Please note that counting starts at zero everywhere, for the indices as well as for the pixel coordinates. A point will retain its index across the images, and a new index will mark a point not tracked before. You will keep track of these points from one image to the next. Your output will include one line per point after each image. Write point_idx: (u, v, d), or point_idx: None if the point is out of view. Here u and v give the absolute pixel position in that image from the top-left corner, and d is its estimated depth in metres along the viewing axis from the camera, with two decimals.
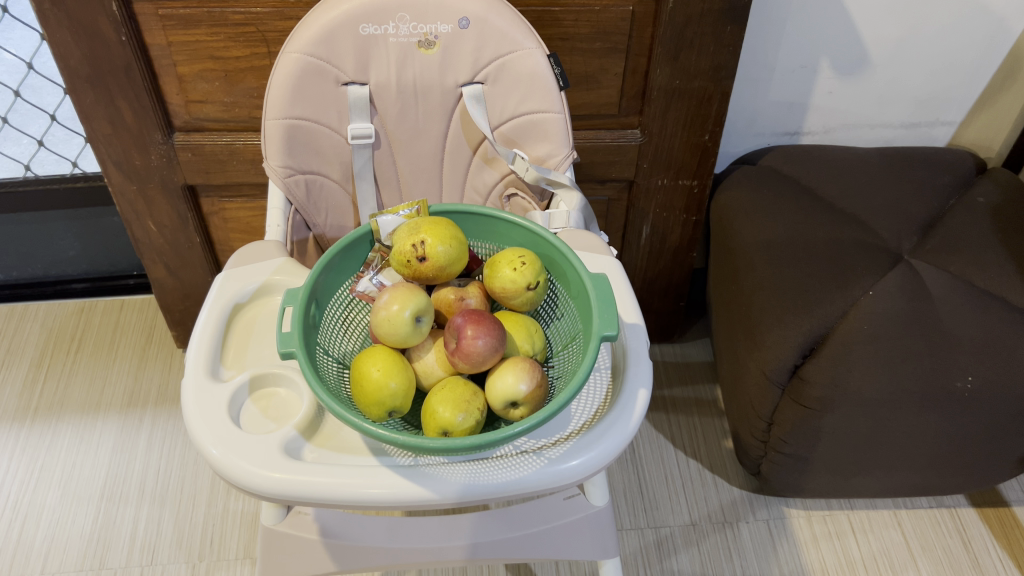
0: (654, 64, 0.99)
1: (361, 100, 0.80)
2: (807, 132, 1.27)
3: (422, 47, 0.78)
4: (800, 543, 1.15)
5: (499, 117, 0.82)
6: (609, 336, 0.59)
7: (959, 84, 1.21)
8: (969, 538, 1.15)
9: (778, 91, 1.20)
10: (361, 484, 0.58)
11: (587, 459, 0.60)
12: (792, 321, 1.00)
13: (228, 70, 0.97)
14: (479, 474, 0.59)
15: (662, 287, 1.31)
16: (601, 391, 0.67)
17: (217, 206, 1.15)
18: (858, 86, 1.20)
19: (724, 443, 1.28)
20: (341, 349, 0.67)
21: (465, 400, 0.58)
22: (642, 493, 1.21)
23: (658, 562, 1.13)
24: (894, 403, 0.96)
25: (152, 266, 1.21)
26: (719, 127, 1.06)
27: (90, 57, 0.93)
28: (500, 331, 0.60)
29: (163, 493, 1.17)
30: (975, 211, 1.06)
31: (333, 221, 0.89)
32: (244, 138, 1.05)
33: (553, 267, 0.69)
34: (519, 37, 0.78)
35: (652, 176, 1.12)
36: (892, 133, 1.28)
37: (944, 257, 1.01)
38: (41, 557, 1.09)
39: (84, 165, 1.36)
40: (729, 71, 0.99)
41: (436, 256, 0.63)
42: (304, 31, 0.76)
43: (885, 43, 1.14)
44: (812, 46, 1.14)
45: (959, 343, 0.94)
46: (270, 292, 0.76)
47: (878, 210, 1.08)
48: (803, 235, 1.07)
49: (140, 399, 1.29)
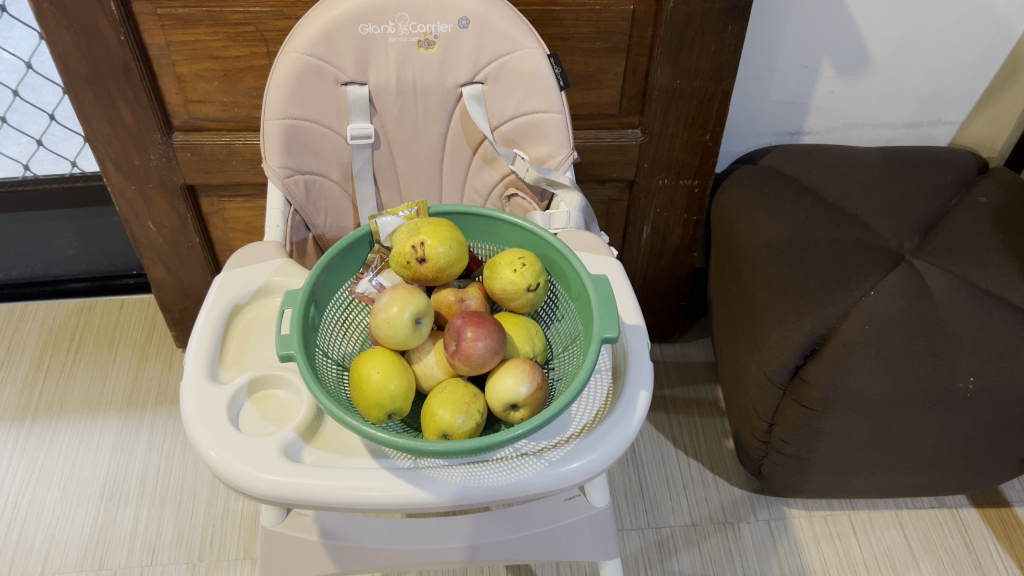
0: (655, 64, 0.98)
1: (361, 101, 0.79)
2: (808, 131, 1.27)
3: (422, 47, 0.77)
4: (801, 543, 1.15)
5: (499, 117, 0.82)
6: (610, 338, 0.59)
7: (961, 83, 1.20)
8: (971, 538, 1.15)
9: (779, 90, 1.19)
10: (361, 487, 0.58)
11: (587, 462, 0.60)
12: (793, 322, 1.00)
13: (227, 69, 0.97)
14: (479, 477, 0.59)
15: (663, 287, 1.30)
16: (602, 393, 0.67)
17: (217, 205, 1.15)
18: (859, 85, 1.20)
19: (725, 443, 1.27)
20: (341, 351, 0.67)
21: (465, 403, 0.58)
22: (643, 493, 1.20)
23: (659, 562, 1.12)
24: (895, 404, 0.96)
25: (152, 266, 1.20)
26: (720, 127, 1.06)
27: (89, 57, 0.93)
28: (500, 333, 0.60)
29: (163, 493, 1.16)
30: (976, 211, 1.06)
31: (333, 221, 0.89)
32: (243, 138, 1.04)
33: (554, 268, 0.68)
34: (519, 37, 0.77)
35: (653, 175, 1.12)
36: (893, 133, 1.28)
37: (945, 257, 1.00)
38: (40, 558, 1.09)
39: (82, 165, 1.35)
40: (730, 70, 0.99)
41: (435, 258, 0.63)
42: (304, 31, 0.76)
43: (886, 42, 1.14)
44: (813, 45, 1.13)
45: (961, 343, 0.94)
46: (270, 293, 0.75)
47: (879, 210, 1.08)
48: (804, 235, 1.07)
49: (140, 398, 1.29)
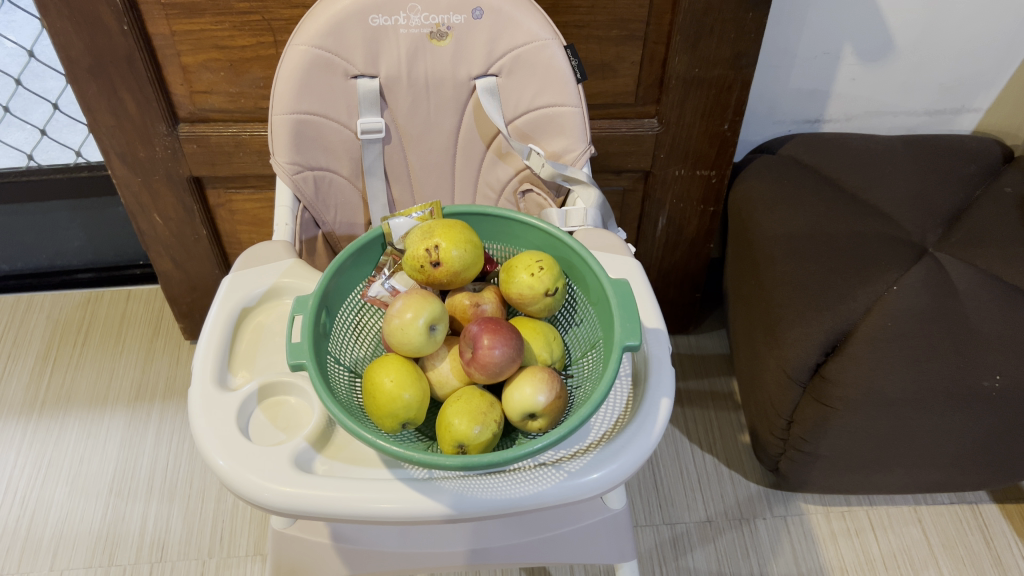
0: (673, 53, 0.95)
1: (371, 94, 0.77)
2: (828, 119, 1.23)
3: (434, 39, 0.75)
4: (817, 539, 1.13)
5: (514, 110, 0.79)
6: (632, 346, 0.57)
7: (989, 69, 1.16)
8: (991, 535, 1.13)
9: (800, 77, 1.16)
10: (375, 500, 0.56)
11: (607, 473, 0.58)
12: (813, 318, 0.97)
13: (232, 59, 0.94)
14: (496, 487, 0.57)
15: (678, 278, 1.28)
16: (622, 401, 0.65)
17: (224, 197, 1.13)
18: (882, 73, 1.16)
19: (740, 437, 1.26)
20: (353, 357, 0.65)
21: (481, 412, 0.56)
22: (657, 490, 1.19)
23: (673, 559, 1.11)
24: (918, 402, 0.94)
25: (158, 259, 1.19)
26: (740, 117, 1.03)
27: (91, 47, 0.91)
28: (518, 340, 0.58)
29: (172, 488, 1.16)
30: (1002, 202, 1.02)
31: (343, 218, 0.87)
32: (250, 129, 1.02)
33: (572, 271, 0.66)
34: (535, 27, 0.74)
35: (669, 166, 1.09)
36: (915, 120, 1.24)
37: (971, 250, 0.97)
38: (50, 553, 1.09)
39: (87, 154, 1.33)
40: (750, 58, 0.96)
41: (450, 261, 0.61)
42: (312, 21, 0.73)
43: (911, 28, 1.10)
44: (835, 31, 1.10)
45: (986, 340, 0.91)
46: (279, 294, 0.74)
47: (901, 202, 1.04)
48: (825, 228, 1.04)
49: (148, 391, 1.28)
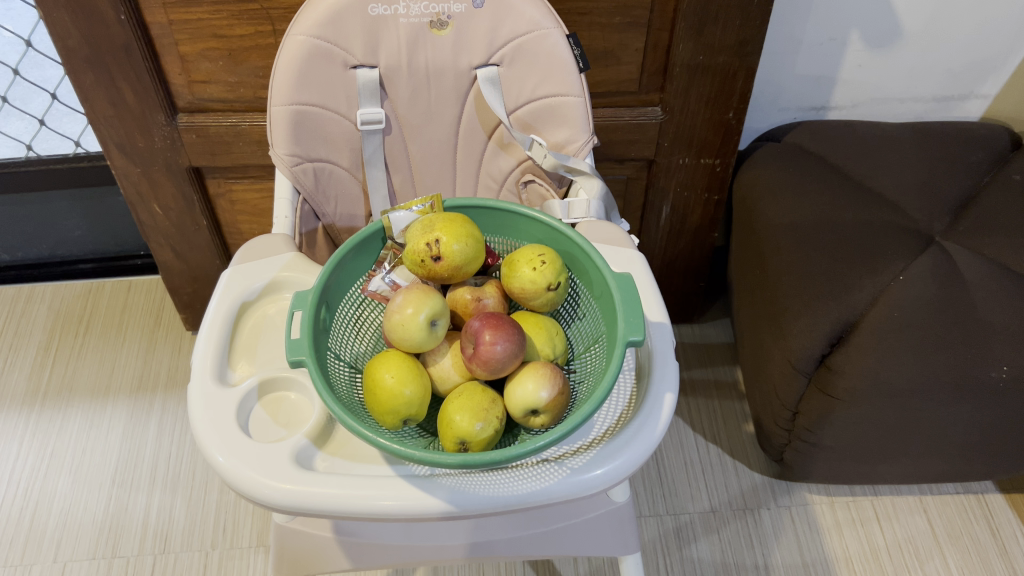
0: (677, 39, 0.93)
1: (371, 84, 0.76)
2: (834, 106, 1.21)
3: (434, 28, 0.73)
4: (822, 529, 1.13)
5: (516, 100, 0.78)
6: (636, 341, 0.56)
7: (998, 54, 1.14)
8: (997, 525, 1.13)
9: (806, 64, 1.14)
10: (376, 496, 0.56)
11: (611, 469, 0.58)
12: (819, 309, 0.96)
13: (231, 48, 0.93)
14: (499, 485, 0.57)
15: (682, 267, 1.27)
16: (626, 396, 0.64)
17: (224, 187, 1.12)
18: (889, 59, 1.14)
19: (745, 427, 1.25)
20: (353, 352, 0.64)
21: (483, 408, 0.56)
22: (661, 481, 1.19)
23: (676, 549, 1.11)
24: (925, 393, 0.93)
25: (158, 249, 1.18)
26: (745, 104, 1.01)
27: (88, 37, 0.90)
28: (520, 336, 0.57)
29: (175, 479, 1.16)
30: (1011, 190, 1.01)
31: (344, 210, 0.86)
32: (249, 119, 1.01)
33: (575, 264, 0.65)
34: (536, 16, 0.73)
35: (673, 155, 1.08)
36: (923, 107, 1.22)
37: (979, 239, 0.96)
38: (53, 544, 1.09)
39: (86, 143, 1.32)
40: (756, 45, 0.94)
41: (451, 256, 0.60)
42: (310, 11, 0.72)
43: (920, 13, 1.08)
44: (842, 17, 1.08)
45: (994, 330, 0.90)
46: (279, 289, 0.73)
47: (909, 189, 1.03)
48: (830, 217, 1.03)
49: (150, 381, 1.28)
